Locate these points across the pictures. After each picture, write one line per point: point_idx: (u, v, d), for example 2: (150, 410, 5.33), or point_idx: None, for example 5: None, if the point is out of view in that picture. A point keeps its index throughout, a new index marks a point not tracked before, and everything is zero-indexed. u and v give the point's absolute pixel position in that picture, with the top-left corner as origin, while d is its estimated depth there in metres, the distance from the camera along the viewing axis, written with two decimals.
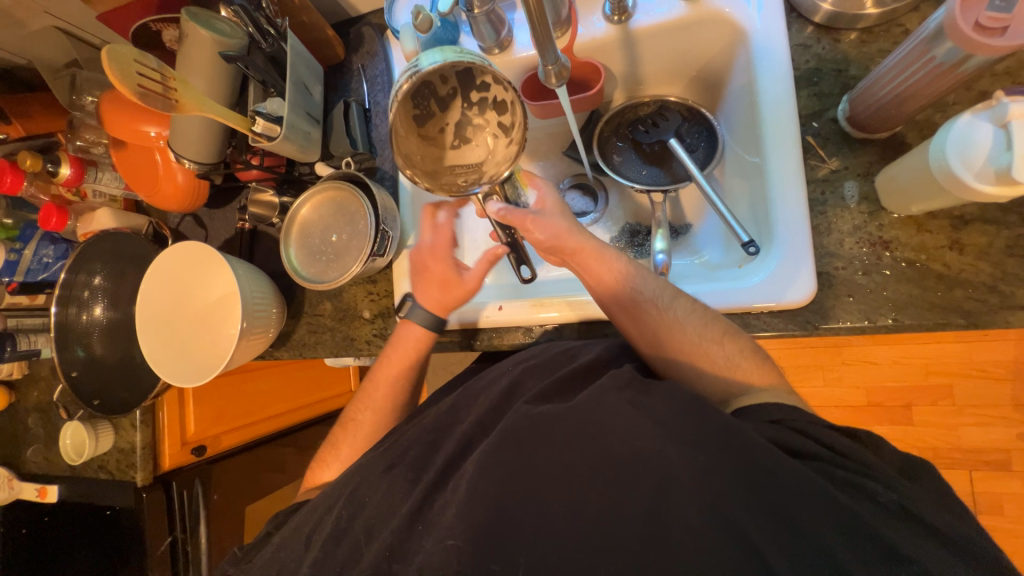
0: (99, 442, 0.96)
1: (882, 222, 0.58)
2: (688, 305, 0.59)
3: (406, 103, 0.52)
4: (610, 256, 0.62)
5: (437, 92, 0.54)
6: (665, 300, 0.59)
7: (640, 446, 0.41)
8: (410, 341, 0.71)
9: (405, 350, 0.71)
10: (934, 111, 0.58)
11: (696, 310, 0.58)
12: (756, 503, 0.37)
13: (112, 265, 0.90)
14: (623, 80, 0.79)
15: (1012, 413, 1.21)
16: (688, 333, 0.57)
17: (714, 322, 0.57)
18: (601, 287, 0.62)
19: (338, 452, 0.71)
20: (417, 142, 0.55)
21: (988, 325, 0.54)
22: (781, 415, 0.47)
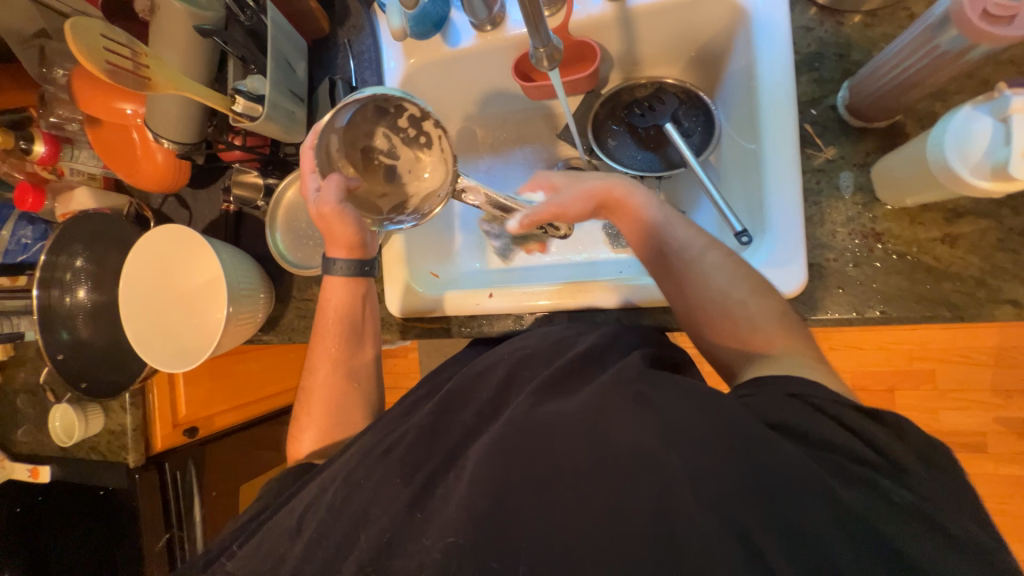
0: (88, 424, 0.96)
1: (876, 213, 0.57)
2: (719, 255, 0.57)
3: (345, 156, 0.64)
4: (637, 204, 0.60)
5: (363, 139, 0.64)
6: (694, 249, 0.58)
7: (645, 443, 0.40)
8: (335, 292, 0.69)
9: (335, 302, 0.69)
10: (935, 100, 0.57)
11: (731, 265, 0.56)
12: (748, 496, 0.37)
13: (94, 247, 0.88)
14: (619, 60, 0.77)
15: (991, 398, 1.24)
16: (714, 285, 0.55)
17: (749, 277, 0.55)
18: (622, 226, 0.62)
19: (308, 414, 0.68)
20: (375, 182, 0.66)
21: (973, 318, 0.54)
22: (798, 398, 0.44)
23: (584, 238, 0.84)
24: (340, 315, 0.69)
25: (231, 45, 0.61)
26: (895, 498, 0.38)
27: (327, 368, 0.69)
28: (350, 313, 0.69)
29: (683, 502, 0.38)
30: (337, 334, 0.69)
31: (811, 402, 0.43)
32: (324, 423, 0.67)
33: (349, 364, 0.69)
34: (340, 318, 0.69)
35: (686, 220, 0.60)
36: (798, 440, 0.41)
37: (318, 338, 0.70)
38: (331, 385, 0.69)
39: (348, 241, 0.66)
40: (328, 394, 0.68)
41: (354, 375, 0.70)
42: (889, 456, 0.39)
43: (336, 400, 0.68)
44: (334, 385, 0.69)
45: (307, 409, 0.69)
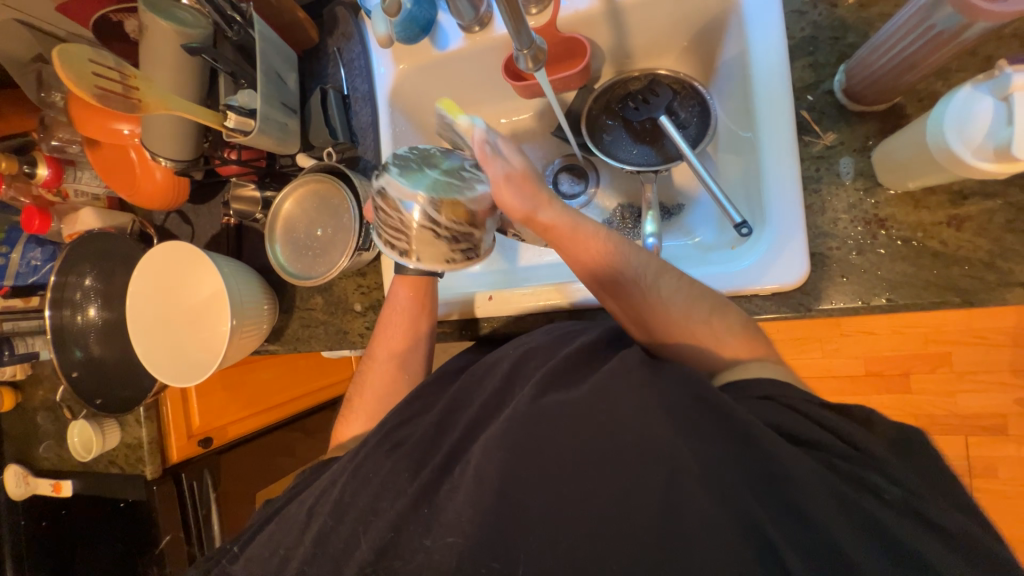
0: (106, 438, 0.98)
1: (878, 199, 0.56)
2: (674, 280, 0.54)
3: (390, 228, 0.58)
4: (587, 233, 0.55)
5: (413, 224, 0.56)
6: (649, 280, 0.54)
7: (646, 442, 0.40)
8: (402, 289, 0.71)
9: (399, 300, 0.72)
10: (936, 80, 0.55)
11: (687, 285, 0.54)
12: (754, 493, 0.37)
13: (102, 266, 0.90)
14: (610, 53, 0.76)
15: (1010, 377, 1.21)
16: (675, 310, 0.52)
17: (699, 293, 0.53)
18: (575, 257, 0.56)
19: (360, 405, 0.72)
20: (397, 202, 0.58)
21: (984, 302, 0.52)
22: (802, 393, 0.43)
23: None
24: (404, 312, 0.72)
25: (221, 62, 0.62)
26: (910, 492, 0.37)
27: (385, 358, 0.73)
28: (416, 310, 0.72)
29: (688, 497, 0.37)
30: (403, 329, 0.72)
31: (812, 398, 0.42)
32: (373, 412, 0.71)
33: (406, 358, 0.73)
34: (404, 316, 0.72)
35: (637, 249, 0.56)
36: (806, 433, 0.40)
37: (380, 329, 0.73)
38: (386, 374, 0.73)
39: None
40: (381, 384, 0.73)
41: (407, 365, 0.73)
42: (899, 446, 0.38)
43: (387, 389, 0.72)
44: (389, 375, 0.73)
45: (361, 395, 0.73)
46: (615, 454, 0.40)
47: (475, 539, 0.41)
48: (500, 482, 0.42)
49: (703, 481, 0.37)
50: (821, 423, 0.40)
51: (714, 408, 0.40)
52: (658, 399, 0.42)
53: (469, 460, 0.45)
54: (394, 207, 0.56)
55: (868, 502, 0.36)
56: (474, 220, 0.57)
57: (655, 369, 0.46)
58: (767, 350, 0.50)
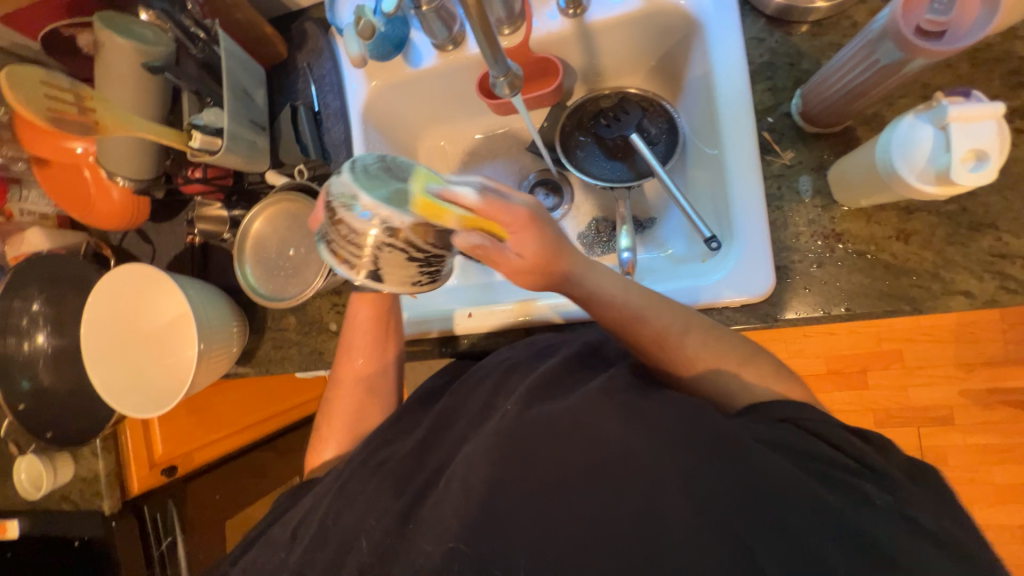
0: (58, 474, 0.92)
1: (834, 215, 0.60)
2: (701, 337, 0.53)
3: (352, 255, 0.45)
4: (611, 291, 0.55)
5: (385, 252, 0.44)
6: (676, 333, 0.53)
7: (629, 459, 0.40)
8: (363, 312, 0.70)
9: (361, 322, 0.70)
10: (882, 105, 0.59)
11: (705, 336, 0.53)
12: (734, 505, 0.38)
13: (52, 290, 0.84)
14: (582, 72, 0.78)
15: (953, 371, 1.31)
16: (702, 367, 0.53)
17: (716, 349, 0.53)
18: (601, 315, 0.56)
19: (330, 431, 0.70)
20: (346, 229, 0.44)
21: (930, 310, 0.56)
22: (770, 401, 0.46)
23: None
24: (367, 336, 0.70)
25: (184, 80, 0.59)
26: (878, 495, 0.39)
27: (352, 383, 0.72)
28: (378, 329, 0.70)
29: (672, 511, 0.38)
30: (366, 350, 0.71)
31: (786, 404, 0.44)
32: (345, 439, 0.70)
33: (374, 381, 0.72)
34: (367, 339, 0.70)
35: (660, 304, 0.55)
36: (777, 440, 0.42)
37: (347, 351, 0.72)
38: (355, 398, 0.71)
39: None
40: (349, 407, 0.71)
41: (375, 389, 0.72)
42: None
43: (356, 413, 0.71)
44: (356, 399, 0.71)
45: (329, 423, 0.71)
46: (601, 471, 0.41)
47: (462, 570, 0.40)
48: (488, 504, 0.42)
49: (685, 495, 0.38)
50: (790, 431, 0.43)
51: (693, 422, 0.41)
52: (640, 414, 0.43)
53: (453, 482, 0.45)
54: (346, 229, 0.43)
55: (843, 510, 0.37)
56: (443, 244, 0.46)
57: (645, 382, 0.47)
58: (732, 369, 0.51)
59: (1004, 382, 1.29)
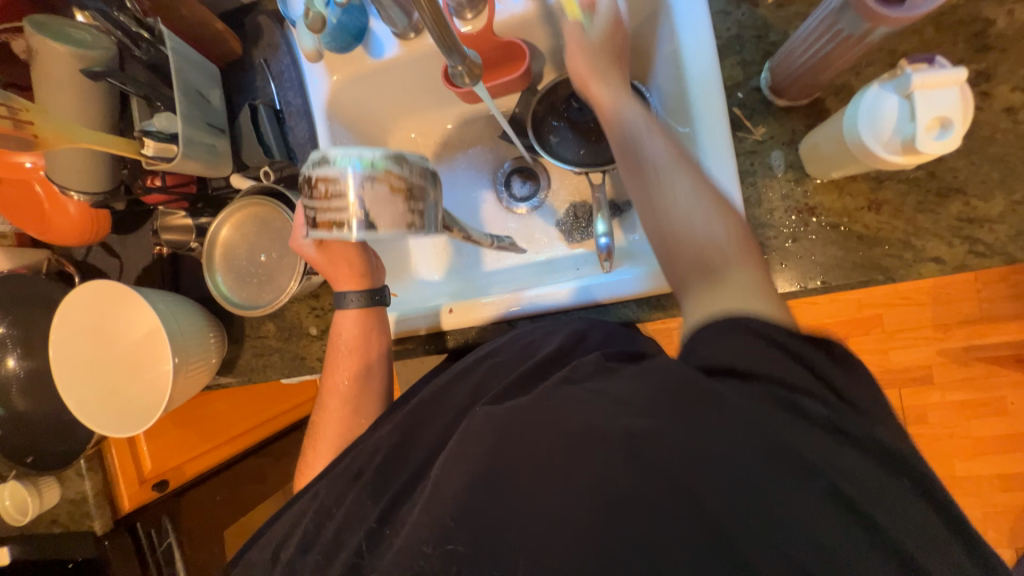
0: (44, 499, 0.89)
1: (807, 188, 0.60)
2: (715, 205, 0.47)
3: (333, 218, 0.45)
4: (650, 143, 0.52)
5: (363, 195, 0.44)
6: (692, 193, 0.48)
7: None
8: (347, 326, 0.66)
9: (345, 336, 0.66)
10: (850, 74, 0.59)
11: (737, 229, 0.47)
12: None
13: (17, 311, 0.81)
14: (550, 55, 0.76)
15: (932, 332, 1.34)
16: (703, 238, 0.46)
17: (744, 245, 0.46)
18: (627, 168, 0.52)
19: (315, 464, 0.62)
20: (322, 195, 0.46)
21: (903, 278, 0.57)
22: None
23: (539, 235, 0.82)
24: (352, 351, 0.66)
25: (131, 86, 0.57)
26: None
27: (338, 404, 0.65)
28: (363, 343, 0.66)
29: None
30: (351, 367, 0.66)
31: None
32: None
33: (362, 400, 0.65)
34: (353, 353, 0.66)
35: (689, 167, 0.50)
36: None
37: (330, 372, 0.67)
38: (341, 422, 0.64)
39: (357, 271, 0.66)
40: (335, 430, 0.64)
41: (362, 410, 0.65)
42: None
43: (344, 440, 0.63)
44: (342, 422, 0.64)
45: (314, 457, 0.63)
46: None
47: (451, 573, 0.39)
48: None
49: None
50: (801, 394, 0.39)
51: None
52: None
53: None
54: (336, 189, 0.44)
55: (862, 488, 0.34)
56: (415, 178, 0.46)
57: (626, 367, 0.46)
58: (759, 289, 0.43)
59: (980, 340, 1.33)
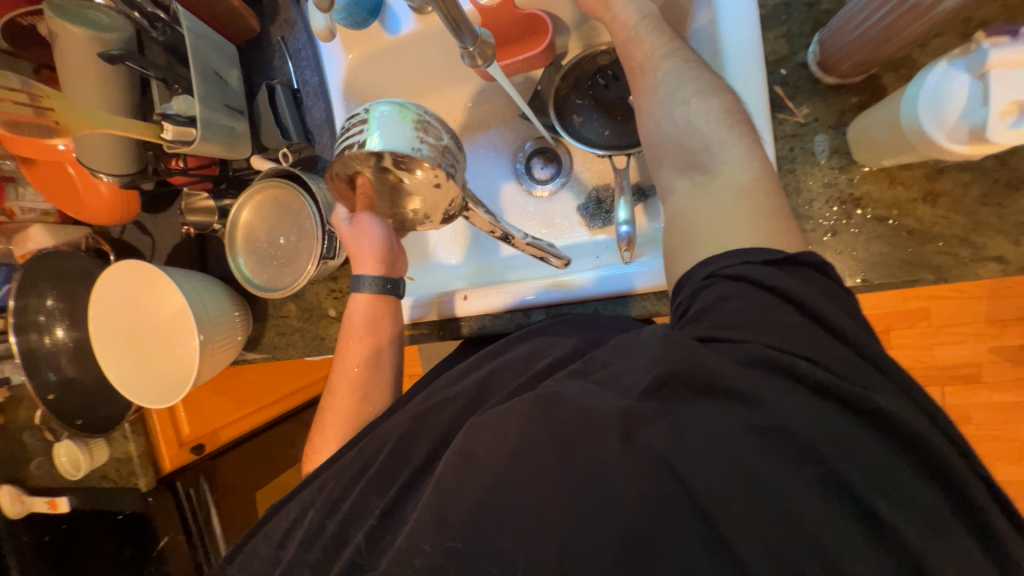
0: (94, 457, 0.98)
1: (853, 176, 0.54)
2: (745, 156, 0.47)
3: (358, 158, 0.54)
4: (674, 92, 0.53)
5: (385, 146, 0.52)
6: (717, 141, 0.48)
7: None
8: (358, 313, 0.66)
9: (356, 322, 0.66)
10: (914, 47, 0.52)
11: (719, 108, 0.50)
12: None
13: (63, 285, 0.86)
14: (576, 28, 0.71)
15: (986, 329, 1.24)
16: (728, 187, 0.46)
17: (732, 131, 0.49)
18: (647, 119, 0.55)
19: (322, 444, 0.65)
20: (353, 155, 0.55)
21: (957, 278, 0.52)
22: None
23: (560, 220, 0.79)
24: (362, 337, 0.66)
25: (149, 69, 0.56)
26: None
27: (347, 390, 0.66)
28: (372, 332, 0.66)
29: None
30: (361, 354, 0.66)
31: None
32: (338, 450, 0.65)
33: (370, 387, 0.67)
34: (363, 340, 0.66)
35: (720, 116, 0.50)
36: None
37: (341, 357, 0.68)
38: (349, 407, 0.66)
39: (379, 255, 0.64)
40: (343, 414, 0.66)
41: (370, 396, 0.67)
42: None
43: (351, 423, 0.66)
44: (350, 407, 0.66)
45: (321, 437, 0.67)
46: None
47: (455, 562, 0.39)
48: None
49: None
50: (829, 403, 0.36)
51: None
52: None
53: None
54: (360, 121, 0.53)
55: None
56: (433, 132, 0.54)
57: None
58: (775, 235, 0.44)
59: None
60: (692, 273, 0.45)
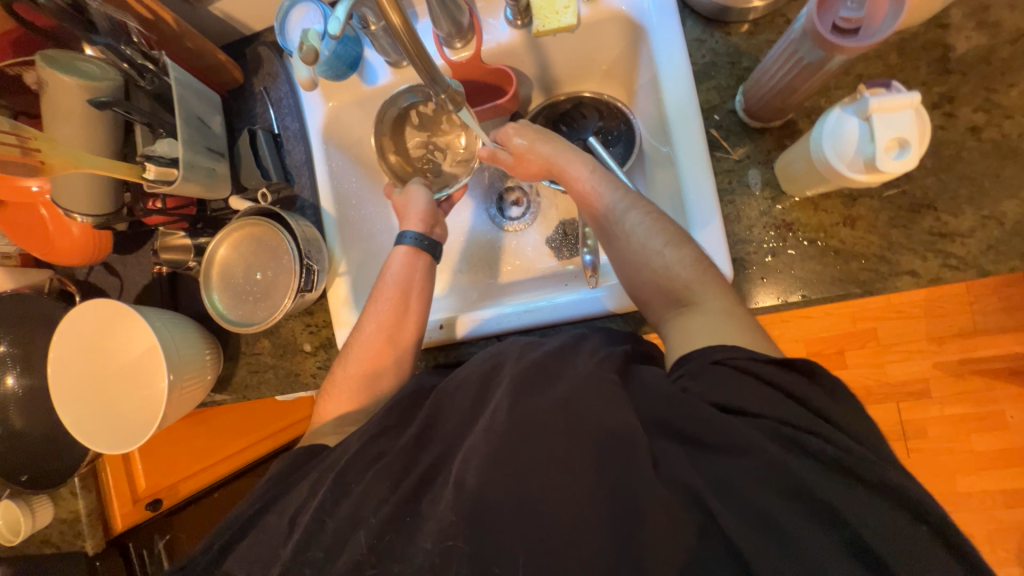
0: (36, 519, 0.89)
1: (784, 205, 0.61)
2: (682, 254, 0.58)
3: (392, 132, 0.77)
4: (603, 194, 0.65)
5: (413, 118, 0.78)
6: (654, 244, 0.59)
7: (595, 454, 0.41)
8: (398, 261, 0.70)
9: (394, 269, 0.69)
10: (819, 97, 0.62)
11: (690, 256, 0.57)
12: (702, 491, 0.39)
13: (18, 330, 0.83)
14: (537, 81, 0.79)
15: (927, 345, 1.34)
16: (680, 279, 0.57)
17: (705, 275, 0.56)
18: (590, 215, 0.67)
19: (339, 388, 0.65)
20: (394, 143, 0.78)
21: (881, 290, 0.59)
22: (719, 353, 0.47)
23: (530, 253, 0.84)
24: (397, 282, 0.69)
25: (135, 115, 0.59)
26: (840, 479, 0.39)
27: (374, 331, 0.67)
28: (408, 283, 0.69)
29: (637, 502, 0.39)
30: (392, 298, 0.67)
31: (750, 359, 0.45)
32: (353, 395, 0.65)
33: (397, 333, 0.67)
34: (398, 285, 0.68)
35: (644, 213, 0.62)
36: None
37: (371, 302, 0.69)
38: (373, 347, 0.66)
39: (424, 214, 0.72)
40: (366, 356, 0.66)
41: (395, 339, 0.67)
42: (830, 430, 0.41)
43: (372, 367, 0.65)
44: (374, 349, 0.66)
45: (337, 379, 0.66)
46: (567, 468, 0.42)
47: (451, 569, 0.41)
48: (467, 512, 0.42)
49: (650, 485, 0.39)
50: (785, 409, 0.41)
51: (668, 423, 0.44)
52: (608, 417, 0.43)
53: (438, 487, 0.46)
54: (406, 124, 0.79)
55: None
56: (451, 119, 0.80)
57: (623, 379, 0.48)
58: (732, 322, 0.51)
59: (975, 353, 1.33)
60: (692, 356, 0.48)
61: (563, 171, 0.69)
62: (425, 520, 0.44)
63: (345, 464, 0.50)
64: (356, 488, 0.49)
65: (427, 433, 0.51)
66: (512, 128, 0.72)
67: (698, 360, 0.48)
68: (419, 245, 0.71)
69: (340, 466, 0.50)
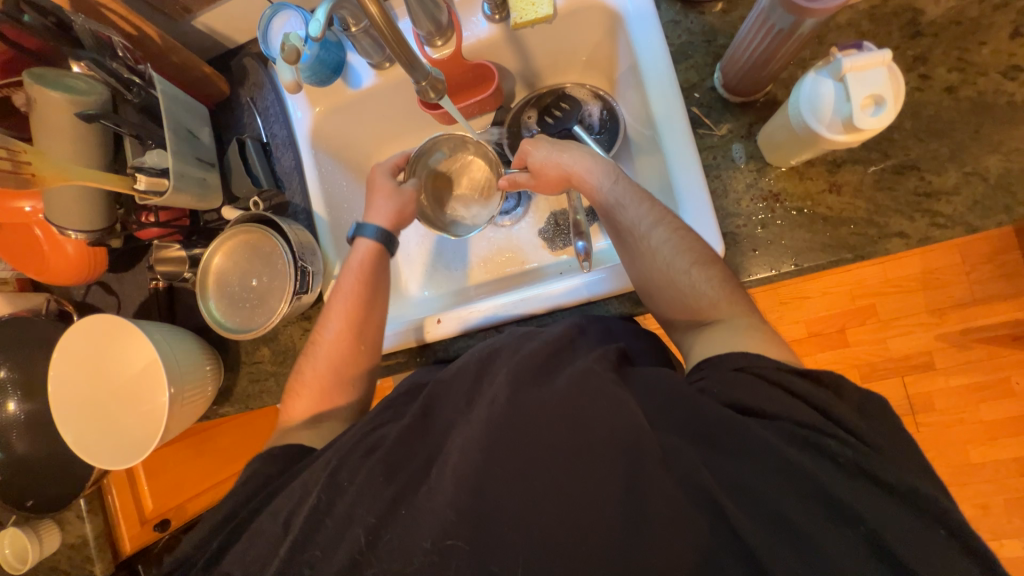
0: (44, 545, 0.89)
1: (770, 176, 0.62)
2: (711, 275, 0.57)
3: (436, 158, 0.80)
4: (626, 210, 0.62)
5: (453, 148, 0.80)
6: (682, 264, 0.58)
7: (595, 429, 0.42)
8: (361, 256, 0.70)
9: (358, 265, 0.69)
10: (795, 68, 0.63)
11: (719, 278, 0.57)
12: None
13: (18, 354, 0.83)
14: (520, 75, 0.81)
15: (927, 318, 1.34)
16: (705, 300, 0.57)
17: (731, 294, 0.56)
18: (611, 229, 0.64)
19: (307, 384, 0.66)
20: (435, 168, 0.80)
21: (872, 254, 0.59)
22: (743, 360, 0.48)
23: (525, 246, 0.84)
24: (360, 278, 0.69)
25: (123, 126, 0.61)
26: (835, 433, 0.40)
27: (339, 327, 0.67)
28: (371, 278, 0.69)
29: None
30: (355, 294, 0.68)
31: (776, 369, 0.46)
32: (322, 391, 0.66)
33: (362, 329, 0.68)
34: (361, 280, 0.69)
35: (668, 230, 0.60)
36: (755, 407, 0.44)
37: (334, 298, 0.69)
38: (337, 344, 0.67)
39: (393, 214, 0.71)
40: (330, 351, 0.67)
41: (362, 335, 0.68)
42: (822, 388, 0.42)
43: (337, 362, 0.67)
44: (341, 346, 0.67)
45: (302, 375, 0.67)
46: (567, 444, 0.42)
47: (456, 557, 0.41)
48: (472, 493, 0.42)
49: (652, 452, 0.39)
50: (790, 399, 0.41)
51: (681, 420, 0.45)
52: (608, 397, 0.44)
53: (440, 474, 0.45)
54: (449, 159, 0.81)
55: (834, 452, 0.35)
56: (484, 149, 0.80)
57: (626, 381, 0.49)
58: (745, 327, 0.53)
59: (976, 321, 1.33)
60: (714, 366, 0.49)
61: (583, 187, 0.66)
62: (430, 505, 0.44)
63: (348, 457, 0.50)
64: (361, 481, 0.49)
65: (429, 423, 0.51)
66: (529, 145, 0.71)
67: (720, 365, 0.49)
68: (380, 238, 0.71)
69: (345, 460, 0.50)
